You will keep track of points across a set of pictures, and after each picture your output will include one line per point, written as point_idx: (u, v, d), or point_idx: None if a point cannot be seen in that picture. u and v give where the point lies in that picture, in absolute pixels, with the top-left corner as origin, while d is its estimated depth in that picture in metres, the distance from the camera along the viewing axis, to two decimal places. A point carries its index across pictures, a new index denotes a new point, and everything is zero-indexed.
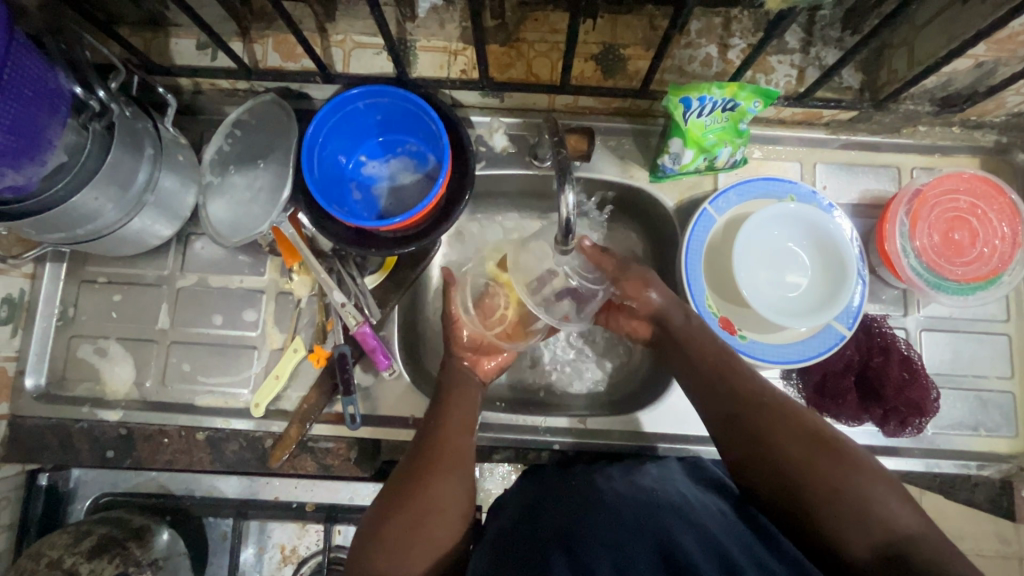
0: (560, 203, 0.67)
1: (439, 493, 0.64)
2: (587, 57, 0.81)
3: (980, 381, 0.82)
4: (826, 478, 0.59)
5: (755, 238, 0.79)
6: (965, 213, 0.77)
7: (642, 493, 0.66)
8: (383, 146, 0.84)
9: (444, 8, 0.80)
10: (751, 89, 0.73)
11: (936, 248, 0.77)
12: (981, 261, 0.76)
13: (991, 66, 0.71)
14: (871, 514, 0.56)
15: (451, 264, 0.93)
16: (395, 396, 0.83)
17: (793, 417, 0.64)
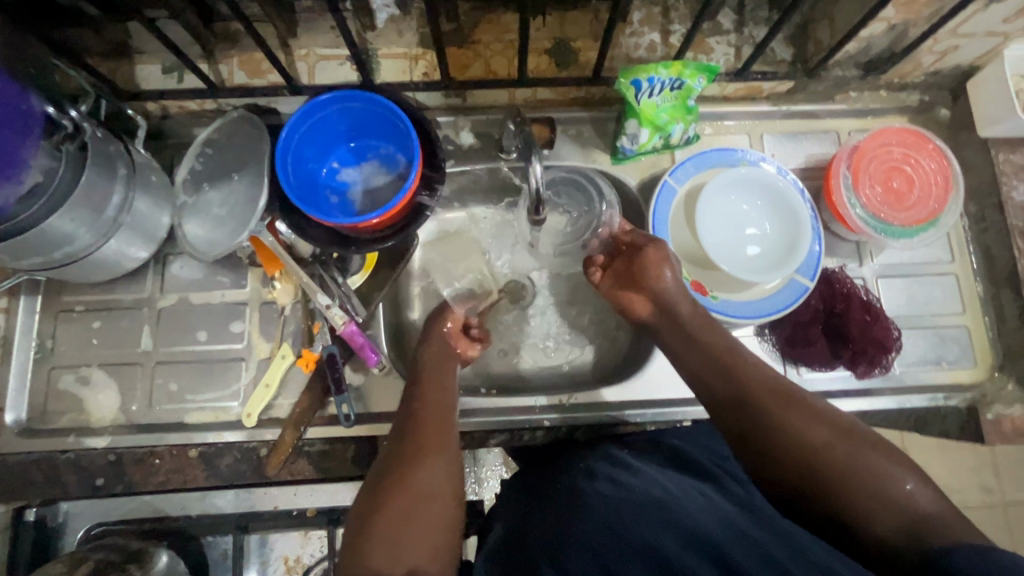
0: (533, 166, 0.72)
1: (421, 488, 0.61)
2: (541, 52, 0.86)
3: (934, 318, 0.88)
4: (841, 461, 0.57)
5: (713, 223, 0.84)
6: (899, 162, 0.84)
7: (625, 496, 0.64)
8: (354, 152, 0.87)
9: (402, 18, 0.86)
10: (694, 67, 0.80)
11: (879, 198, 0.83)
12: (921, 205, 0.83)
13: (903, 27, 0.78)
14: (884, 491, 0.54)
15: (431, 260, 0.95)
16: (388, 392, 0.84)
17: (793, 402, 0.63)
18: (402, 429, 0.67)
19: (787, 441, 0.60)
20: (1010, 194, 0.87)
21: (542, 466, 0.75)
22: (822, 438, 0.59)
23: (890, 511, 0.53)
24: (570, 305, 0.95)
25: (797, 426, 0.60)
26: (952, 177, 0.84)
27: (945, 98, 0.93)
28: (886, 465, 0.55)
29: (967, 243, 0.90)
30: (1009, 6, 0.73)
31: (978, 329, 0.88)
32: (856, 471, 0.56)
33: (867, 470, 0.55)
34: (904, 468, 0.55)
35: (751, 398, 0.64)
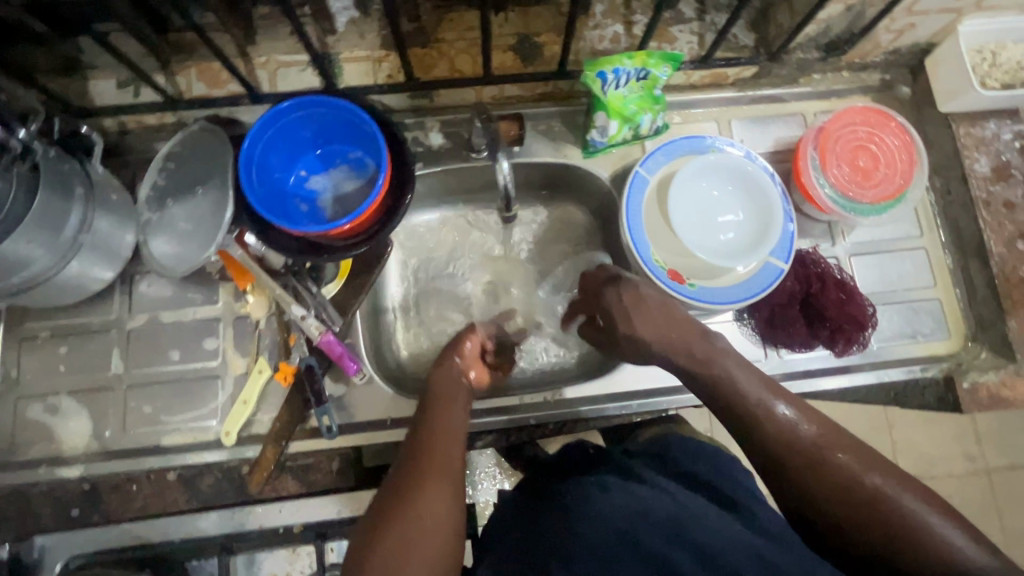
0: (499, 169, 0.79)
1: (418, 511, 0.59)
2: (505, 48, 0.85)
3: (907, 292, 0.89)
4: (877, 499, 0.54)
5: (686, 211, 0.82)
6: (864, 141, 0.84)
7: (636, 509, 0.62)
8: (321, 158, 0.85)
9: (363, 20, 0.84)
10: (659, 56, 0.80)
11: (847, 177, 0.84)
12: (887, 182, 0.84)
13: (859, 7, 0.79)
14: (926, 540, 0.51)
15: (406, 265, 0.97)
16: (370, 400, 0.83)
17: (818, 427, 0.60)
18: (412, 469, 0.63)
19: (843, 488, 0.55)
20: (972, 166, 0.89)
21: (545, 482, 0.74)
22: (859, 475, 0.55)
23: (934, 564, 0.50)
24: (551, 301, 0.95)
25: (829, 462, 0.57)
26: (916, 153, 0.85)
27: (906, 75, 0.95)
28: (927, 511, 0.52)
29: (934, 217, 0.92)
30: None
31: (950, 301, 0.89)
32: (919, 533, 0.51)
33: (907, 515, 0.52)
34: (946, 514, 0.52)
35: (777, 424, 0.60)
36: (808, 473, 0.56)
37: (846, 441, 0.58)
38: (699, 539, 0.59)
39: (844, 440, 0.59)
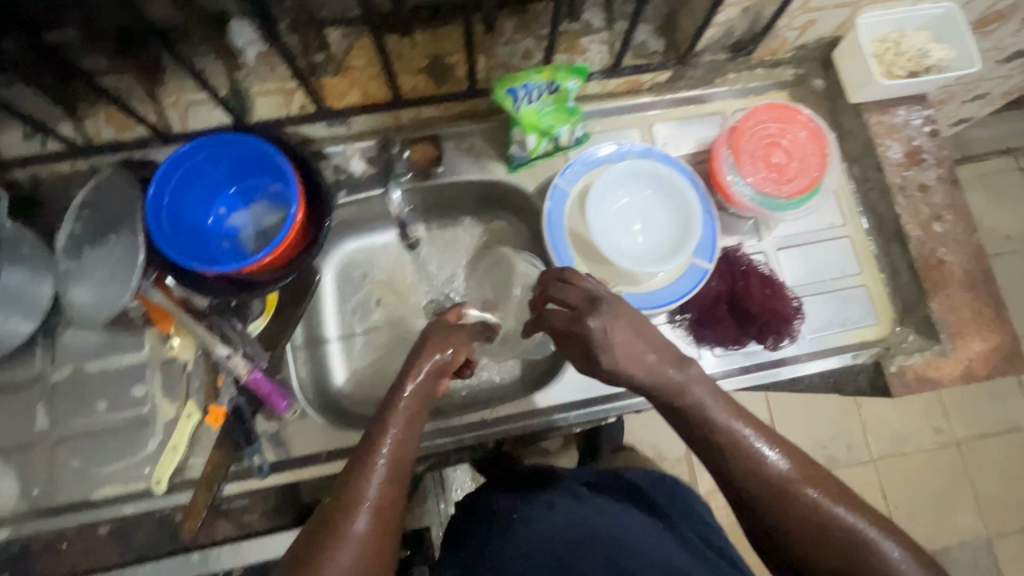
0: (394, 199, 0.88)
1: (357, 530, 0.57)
2: (417, 71, 0.86)
3: (833, 281, 0.91)
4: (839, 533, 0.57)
5: (604, 216, 0.83)
6: (776, 137, 0.86)
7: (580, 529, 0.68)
8: (240, 195, 0.84)
9: (273, 52, 0.84)
10: (565, 70, 0.81)
11: (762, 174, 0.85)
12: (802, 176, 0.85)
13: (756, 8, 0.79)
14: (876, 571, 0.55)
15: (343, 291, 0.98)
16: (304, 435, 0.81)
17: (789, 459, 0.61)
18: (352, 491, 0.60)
19: (815, 523, 0.58)
20: (885, 154, 0.90)
21: (498, 498, 0.81)
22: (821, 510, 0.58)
23: None
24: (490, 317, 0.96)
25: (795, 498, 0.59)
26: (827, 144, 0.86)
27: (818, 69, 0.97)
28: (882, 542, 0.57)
29: (856, 206, 0.94)
30: None
31: (876, 287, 0.91)
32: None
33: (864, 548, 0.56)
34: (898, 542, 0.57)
35: (751, 460, 0.61)
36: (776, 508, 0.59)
37: (812, 473, 0.61)
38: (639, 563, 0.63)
39: (810, 471, 0.61)
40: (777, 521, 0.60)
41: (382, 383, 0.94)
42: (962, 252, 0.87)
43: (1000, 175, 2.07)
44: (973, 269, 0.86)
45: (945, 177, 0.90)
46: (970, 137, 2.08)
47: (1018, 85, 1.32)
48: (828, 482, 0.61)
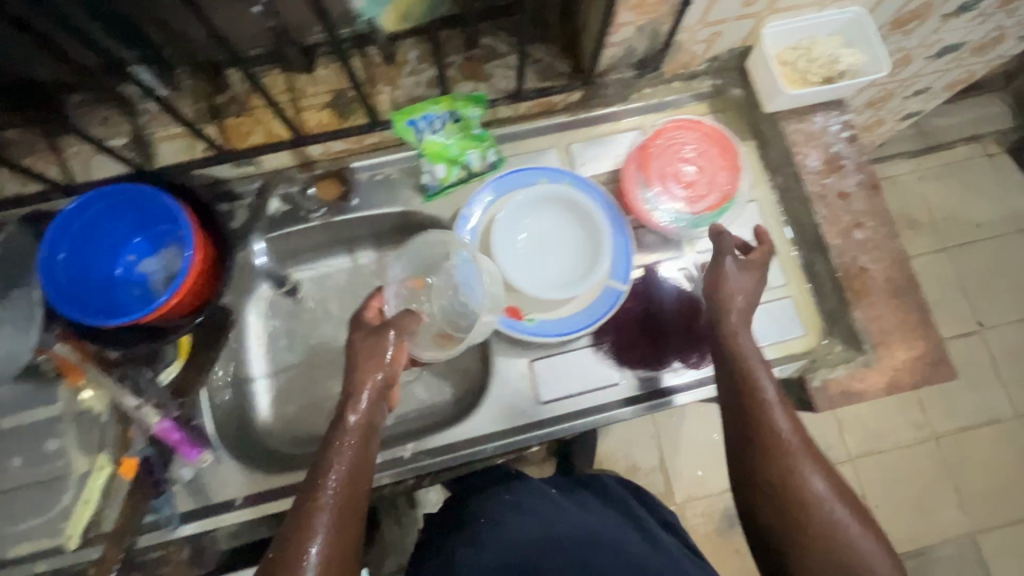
0: (260, 255, 0.82)
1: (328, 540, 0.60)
2: (321, 106, 0.85)
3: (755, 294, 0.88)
4: (822, 517, 0.60)
5: (510, 249, 0.84)
6: (684, 153, 0.85)
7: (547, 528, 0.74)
8: (148, 242, 0.84)
9: (175, 96, 0.83)
10: (463, 98, 0.81)
11: (672, 192, 0.85)
12: (712, 191, 0.85)
13: (652, 27, 0.78)
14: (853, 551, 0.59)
15: (271, 326, 0.96)
16: (222, 480, 0.82)
17: (801, 437, 0.65)
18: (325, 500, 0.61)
19: (780, 486, 0.62)
20: (804, 162, 0.89)
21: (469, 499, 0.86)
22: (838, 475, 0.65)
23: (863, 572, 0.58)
24: None
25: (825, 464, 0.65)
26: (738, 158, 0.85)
27: (735, 78, 0.95)
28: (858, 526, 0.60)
29: (779, 216, 0.92)
30: None
31: (803, 298, 0.89)
32: (849, 531, 0.60)
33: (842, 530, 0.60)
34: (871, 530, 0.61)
35: (783, 422, 0.66)
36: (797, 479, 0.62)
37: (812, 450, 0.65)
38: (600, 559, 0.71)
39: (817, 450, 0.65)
40: (748, 486, 0.65)
41: (309, 421, 0.93)
42: (885, 259, 0.85)
43: (967, 163, 2.03)
44: (895, 276, 0.85)
45: (866, 183, 0.88)
46: (933, 125, 2.04)
47: (961, 78, 1.30)
48: (802, 442, 0.65)
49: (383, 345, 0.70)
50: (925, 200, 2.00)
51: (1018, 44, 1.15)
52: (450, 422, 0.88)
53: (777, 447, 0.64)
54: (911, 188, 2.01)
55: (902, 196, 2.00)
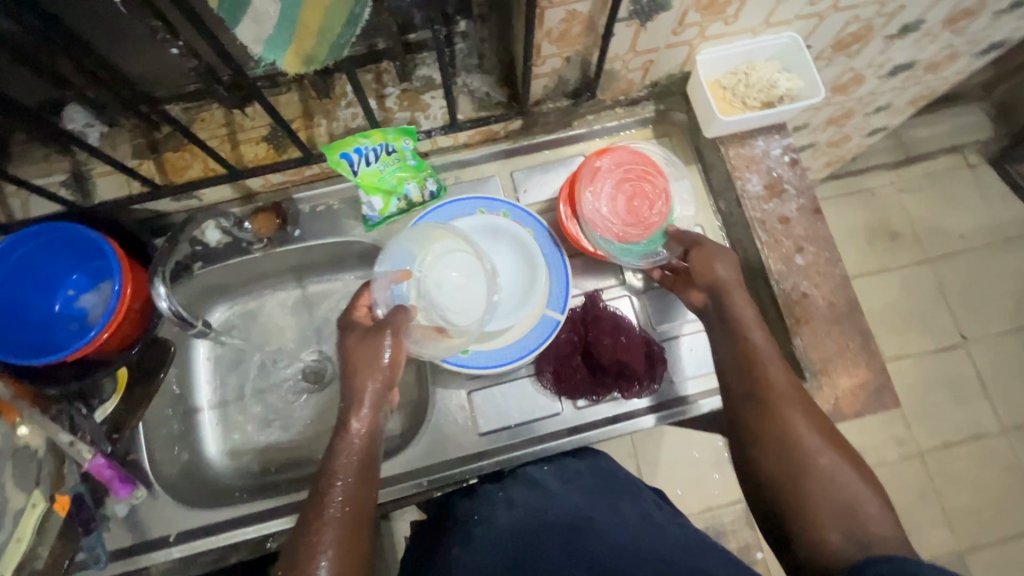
0: (156, 297, 0.71)
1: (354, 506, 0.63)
2: (258, 140, 0.85)
3: (687, 325, 0.87)
4: (821, 476, 0.65)
5: (457, 293, 0.80)
6: (620, 182, 0.84)
7: (535, 515, 0.67)
8: (87, 276, 0.85)
9: (114, 132, 0.84)
10: (394, 130, 0.82)
11: (620, 223, 0.83)
12: (658, 212, 0.84)
13: (580, 57, 0.78)
14: (853, 507, 0.63)
15: (218, 357, 0.97)
16: (159, 515, 0.82)
17: (807, 409, 0.70)
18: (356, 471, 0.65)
19: (777, 439, 0.68)
20: (744, 187, 0.88)
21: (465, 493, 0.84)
22: (844, 445, 0.68)
23: (867, 527, 0.62)
24: None
25: (834, 433, 0.69)
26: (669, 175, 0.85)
27: (678, 102, 0.95)
28: (860, 486, 0.65)
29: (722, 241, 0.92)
30: (666, 19, 0.74)
31: None
32: (842, 474, 0.66)
33: (841, 486, 0.65)
34: (873, 490, 0.65)
35: (788, 391, 0.70)
36: (794, 442, 0.68)
37: (824, 417, 0.70)
38: (594, 543, 0.63)
39: (819, 419, 0.70)
40: (746, 439, 0.71)
41: (255, 452, 0.93)
42: (826, 284, 0.84)
43: (947, 174, 1.97)
44: (837, 301, 0.83)
45: (807, 208, 0.87)
46: (913, 137, 1.97)
47: (925, 92, 1.28)
48: (794, 393, 0.70)
49: (379, 349, 0.68)
50: (906, 212, 1.93)
51: (974, 60, 1.14)
52: (392, 452, 0.88)
53: (767, 397, 0.70)
54: (892, 200, 1.94)
55: (882, 208, 1.93)
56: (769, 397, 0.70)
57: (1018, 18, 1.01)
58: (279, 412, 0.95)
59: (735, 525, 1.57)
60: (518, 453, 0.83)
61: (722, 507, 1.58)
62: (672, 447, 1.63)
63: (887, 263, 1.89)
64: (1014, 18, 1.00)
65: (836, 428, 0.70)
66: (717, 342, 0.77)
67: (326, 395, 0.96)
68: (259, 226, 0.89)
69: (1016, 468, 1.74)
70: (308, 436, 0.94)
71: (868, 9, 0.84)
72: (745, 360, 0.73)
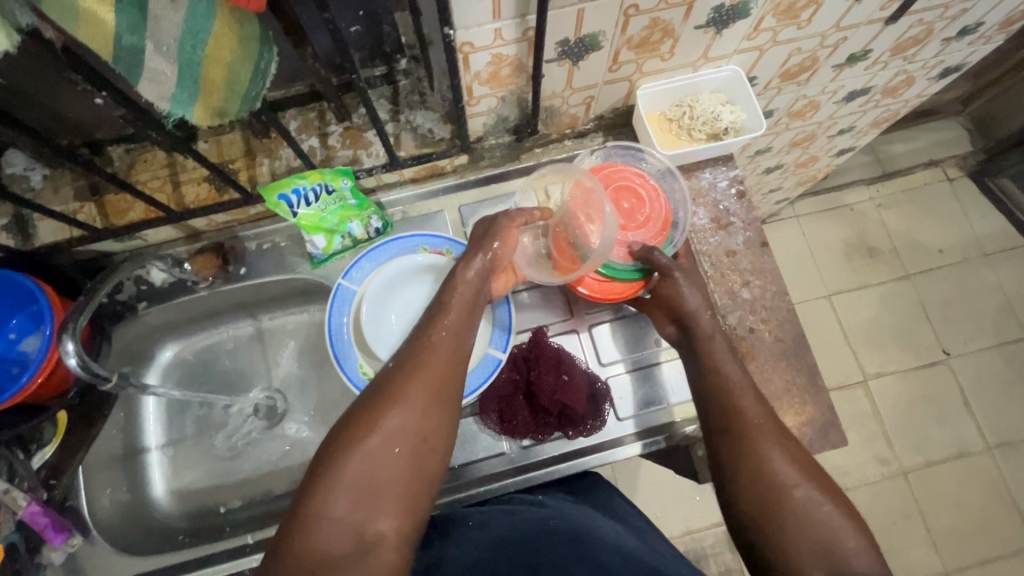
0: (63, 355, 0.65)
1: (391, 427, 0.61)
2: (199, 180, 0.85)
3: (663, 351, 0.85)
4: (798, 509, 0.60)
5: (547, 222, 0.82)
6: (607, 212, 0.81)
7: (533, 523, 0.68)
8: (30, 318, 0.84)
9: (56, 174, 0.83)
10: (332, 171, 0.82)
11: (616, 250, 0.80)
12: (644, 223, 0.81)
13: (516, 95, 0.79)
14: (831, 546, 0.58)
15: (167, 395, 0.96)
16: (96, 561, 0.81)
17: (783, 440, 0.65)
18: (400, 386, 0.63)
19: (754, 471, 0.63)
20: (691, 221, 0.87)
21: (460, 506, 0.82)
22: (824, 478, 0.63)
23: (848, 564, 0.57)
24: (317, 411, 0.95)
25: (813, 468, 0.64)
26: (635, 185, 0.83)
27: (627, 135, 0.95)
28: (840, 523, 0.60)
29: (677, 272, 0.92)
30: (598, 59, 0.74)
31: None
32: (821, 508, 0.60)
33: (821, 522, 0.59)
34: (855, 530, 0.60)
35: (759, 422, 0.66)
36: (769, 474, 0.63)
37: (802, 449, 0.65)
38: (595, 552, 0.64)
39: (798, 451, 0.65)
40: (721, 472, 0.66)
41: (202, 492, 0.92)
42: (774, 319, 0.83)
43: (925, 189, 1.94)
44: (784, 336, 0.82)
45: (754, 241, 0.86)
46: (888, 152, 1.95)
47: (889, 114, 1.27)
48: (769, 424, 0.66)
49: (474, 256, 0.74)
50: (885, 226, 1.91)
51: (932, 84, 1.14)
52: None
53: (744, 425, 0.66)
54: (871, 215, 1.92)
55: (860, 223, 1.91)
56: (740, 426, 0.66)
57: (970, 43, 1.00)
58: (227, 451, 0.94)
59: (715, 549, 1.53)
60: (461, 493, 0.82)
61: (703, 530, 1.54)
62: (650, 469, 1.60)
63: (865, 279, 1.86)
64: (965, 44, 0.99)
65: (816, 463, 0.65)
66: (691, 373, 0.73)
67: (278, 433, 0.94)
68: (200, 268, 0.89)
69: (1001, 490, 1.67)
70: (255, 477, 0.92)
71: (809, 42, 0.83)
72: (711, 391, 0.70)
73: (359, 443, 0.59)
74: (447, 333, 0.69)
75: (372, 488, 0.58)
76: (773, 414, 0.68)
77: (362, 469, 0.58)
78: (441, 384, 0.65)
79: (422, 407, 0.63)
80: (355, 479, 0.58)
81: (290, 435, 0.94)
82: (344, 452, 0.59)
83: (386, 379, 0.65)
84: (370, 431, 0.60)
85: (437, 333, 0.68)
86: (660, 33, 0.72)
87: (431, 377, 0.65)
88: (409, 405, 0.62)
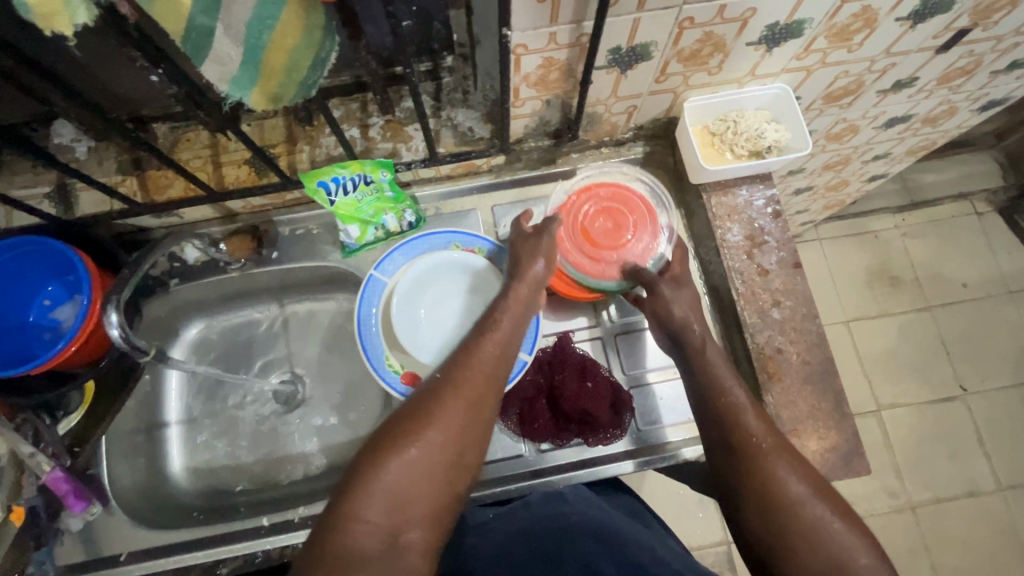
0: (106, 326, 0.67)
1: (430, 438, 0.61)
2: (240, 162, 0.85)
3: None
4: (806, 520, 0.60)
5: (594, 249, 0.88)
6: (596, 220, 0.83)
7: (559, 518, 0.68)
8: (64, 288, 0.86)
9: (102, 146, 0.84)
10: (372, 162, 0.81)
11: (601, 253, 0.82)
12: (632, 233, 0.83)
13: (560, 100, 0.79)
14: (839, 560, 0.58)
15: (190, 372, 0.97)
16: (113, 532, 0.82)
17: (791, 458, 0.65)
18: (439, 398, 0.64)
19: (760, 487, 0.63)
20: (725, 236, 0.87)
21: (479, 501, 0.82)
22: (835, 497, 0.63)
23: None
24: (336, 399, 0.96)
25: (826, 490, 0.63)
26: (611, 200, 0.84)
27: (663, 147, 0.95)
28: (851, 540, 0.60)
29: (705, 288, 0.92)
30: (646, 69, 0.74)
31: None
32: (830, 525, 0.60)
33: (832, 539, 0.59)
34: (867, 549, 0.60)
35: (763, 439, 0.66)
36: (774, 489, 0.63)
37: (815, 472, 0.65)
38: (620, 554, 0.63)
39: (810, 473, 0.64)
40: (730, 488, 0.66)
41: (217, 471, 0.92)
42: (802, 341, 0.83)
43: (952, 221, 1.92)
44: (812, 359, 0.82)
45: (787, 261, 0.85)
46: (918, 181, 1.93)
47: (925, 143, 1.26)
48: (771, 440, 0.66)
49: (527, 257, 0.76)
50: (909, 256, 1.89)
51: (972, 116, 1.13)
52: None
53: (736, 435, 0.67)
54: (896, 244, 1.90)
55: (883, 251, 1.89)
56: (746, 443, 0.66)
57: (1016, 78, 1.00)
58: (246, 432, 0.94)
59: (715, 569, 1.51)
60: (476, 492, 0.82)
61: (703, 547, 1.53)
62: (654, 481, 1.59)
63: (885, 307, 1.84)
64: (1011, 78, 0.99)
65: (830, 483, 0.65)
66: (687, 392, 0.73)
67: (297, 417, 0.95)
68: (234, 250, 0.90)
69: (1010, 531, 1.64)
70: (272, 460, 0.93)
71: (857, 65, 0.82)
72: (707, 413, 0.70)
73: (400, 451, 0.60)
74: (489, 352, 0.69)
75: (408, 497, 0.59)
76: (779, 430, 0.68)
77: (400, 475, 0.59)
78: (477, 399, 0.66)
79: (461, 421, 0.64)
80: (393, 486, 0.58)
81: (310, 419, 0.95)
82: (382, 457, 0.60)
83: (429, 387, 0.66)
84: (412, 440, 0.61)
85: (477, 347, 0.70)
86: (711, 47, 0.72)
87: (470, 392, 0.65)
88: (447, 416, 0.63)
